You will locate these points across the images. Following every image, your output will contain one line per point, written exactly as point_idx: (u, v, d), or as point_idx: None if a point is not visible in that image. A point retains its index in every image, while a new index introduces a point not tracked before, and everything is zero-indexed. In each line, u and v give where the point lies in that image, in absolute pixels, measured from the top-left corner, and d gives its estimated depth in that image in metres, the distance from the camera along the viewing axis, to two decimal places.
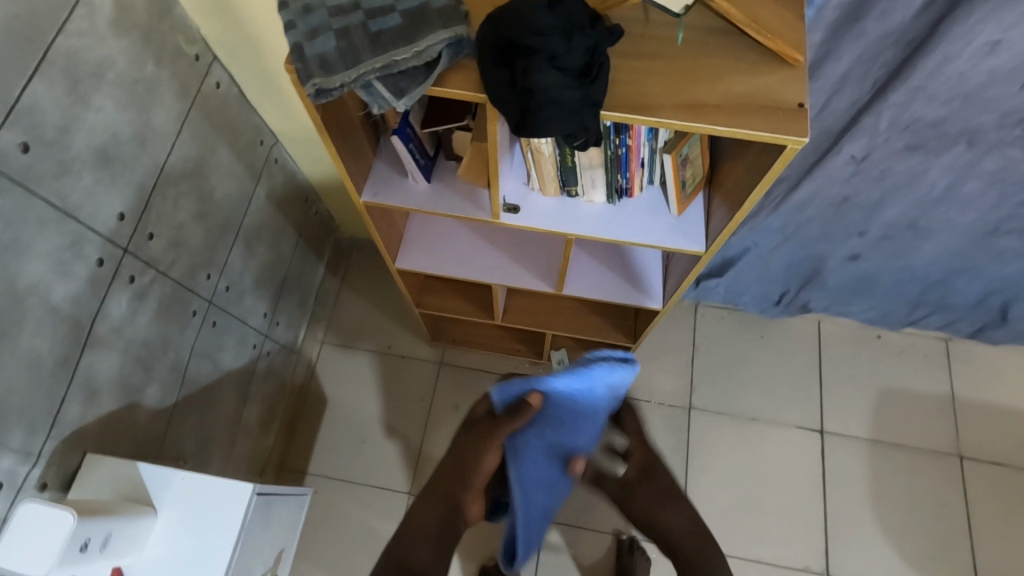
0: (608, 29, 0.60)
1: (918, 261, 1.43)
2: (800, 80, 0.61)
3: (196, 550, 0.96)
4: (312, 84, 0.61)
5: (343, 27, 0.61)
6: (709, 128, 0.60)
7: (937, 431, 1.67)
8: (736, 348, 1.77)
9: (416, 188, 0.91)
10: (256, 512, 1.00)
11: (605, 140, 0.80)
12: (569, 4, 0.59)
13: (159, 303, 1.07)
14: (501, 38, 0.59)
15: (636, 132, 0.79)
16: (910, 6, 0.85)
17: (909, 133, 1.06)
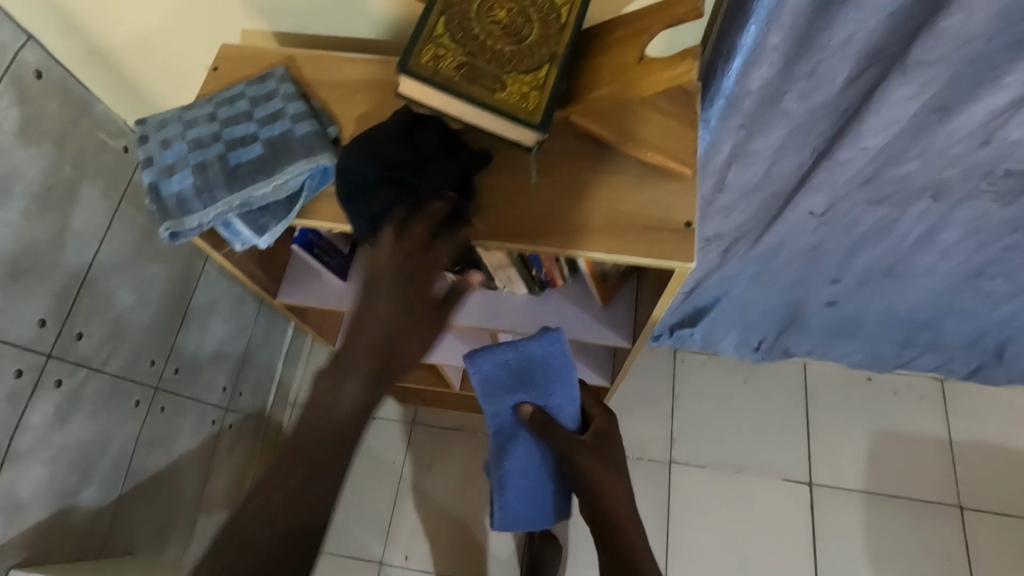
0: (465, 154, 0.59)
1: (900, 308, 1.34)
2: (688, 196, 0.58)
3: None
4: (167, 227, 0.59)
5: (202, 163, 0.60)
6: (590, 254, 0.58)
7: (936, 479, 1.57)
8: (721, 395, 1.69)
9: (332, 286, 0.88)
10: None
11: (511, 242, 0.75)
12: (414, 131, 0.58)
13: (95, 400, 1.05)
14: (355, 171, 0.59)
15: None
16: (836, 83, 0.75)
17: (865, 193, 0.99)
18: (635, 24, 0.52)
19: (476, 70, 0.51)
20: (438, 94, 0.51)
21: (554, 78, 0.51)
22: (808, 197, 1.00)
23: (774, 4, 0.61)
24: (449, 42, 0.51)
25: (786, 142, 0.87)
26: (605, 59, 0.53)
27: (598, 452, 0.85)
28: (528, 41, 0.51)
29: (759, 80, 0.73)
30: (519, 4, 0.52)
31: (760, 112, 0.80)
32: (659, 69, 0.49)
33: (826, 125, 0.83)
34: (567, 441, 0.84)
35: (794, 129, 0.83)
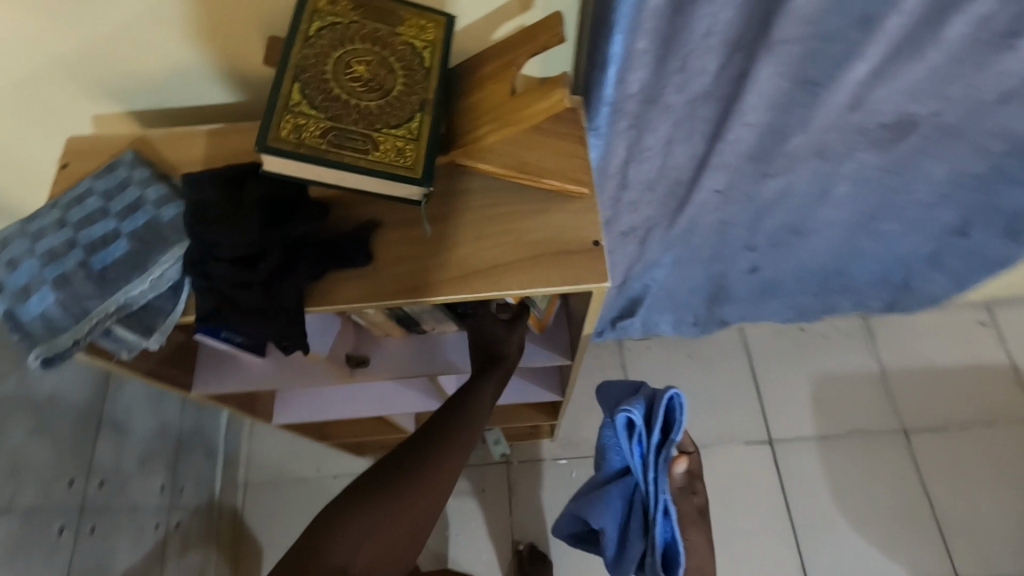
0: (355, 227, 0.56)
1: (813, 263, 1.41)
2: (592, 212, 0.57)
3: None
4: (37, 353, 0.51)
5: (60, 274, 0.53)
6: (506, 293, 0.55)
7: (878, 411, 1.66)
8: (672, 375, 1.73)
9: (253, 365, 0.82)
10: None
11: None
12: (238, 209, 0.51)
13: (8, 544, 0.94)
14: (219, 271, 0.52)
15: None
16: (706, 74, 0.77)
17: (761, 170, 1.03)
18: (504, 58, 0.53)
19: (344, 133, 0.48)
20: (308, 165, 0.48)
21: (427, 126, 0.50)
22: (709, 179, 1.03)
23: (633, 13, 0.62)
24: (309, 108, 0.48)
25: (677, 135, 0.89)
26: (483, 95, 0.53)
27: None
28: (394, 93, 0.50)
29: (637, 82, 0.74)
30: (377, 58, 0.51)
31: (643, 112, 0.81)
32: (537, 99, 0.49)
33: (710, 113, 0.85)
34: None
35: (680, 121, 0.85)
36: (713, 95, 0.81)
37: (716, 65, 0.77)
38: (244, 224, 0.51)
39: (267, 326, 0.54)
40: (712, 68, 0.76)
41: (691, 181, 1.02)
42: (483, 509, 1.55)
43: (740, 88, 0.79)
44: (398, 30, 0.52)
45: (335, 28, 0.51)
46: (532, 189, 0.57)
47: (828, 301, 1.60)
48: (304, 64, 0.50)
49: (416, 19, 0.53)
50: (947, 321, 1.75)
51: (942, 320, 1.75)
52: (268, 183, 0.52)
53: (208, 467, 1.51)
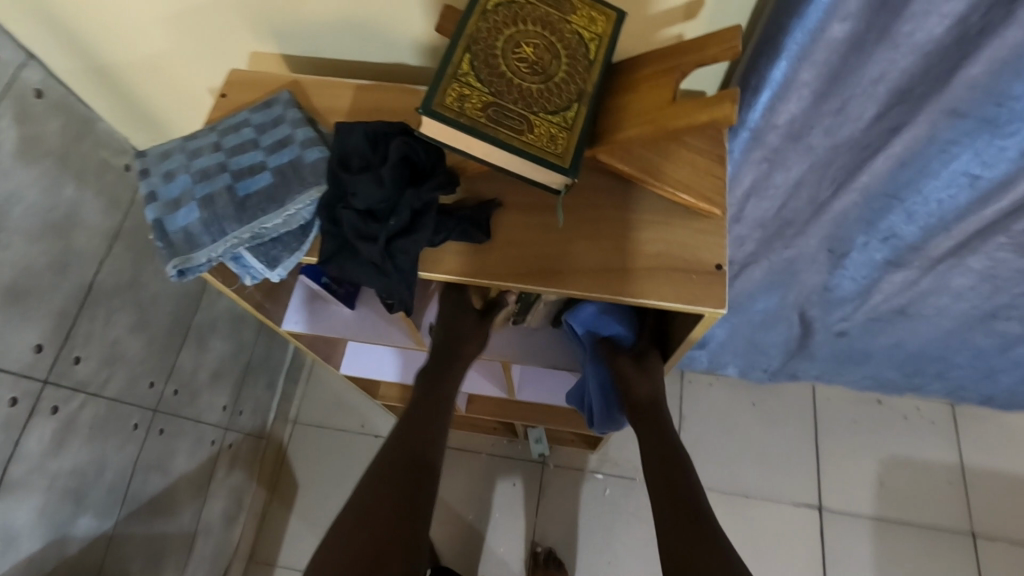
0: (481, 203, 0.56)
1: (911, 338, 1.32)
2: (719, 236, 0.55)
3: None
4: (174, 264, 0.55)
5: (208, 195, 0.56)
6: (617, 299, 0.54)
7: (947, 506, 1.54)
8: (728, 417, 1.67)
9: (340, 315, 0.86)
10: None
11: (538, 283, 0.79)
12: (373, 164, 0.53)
13: (93, 426, 1.02)
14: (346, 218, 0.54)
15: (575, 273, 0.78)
16: (861, 121, 0.73)
17: (884, 232, 0.97)
18: (665, 62, 0.51)
19: (503, 110, 0.49)
20: (462, 135, 0.49)
21: (583, 117, 0.51)
22: (825, 228, 0.98)
23: (808, 42, 0.59)
24: (473, 80, 0.50)
25: (808, 176, 0.84)
26: (635, 98, 0.51)
27: (642, 362, 0.83)
28: (555, 80, 0.51)
29: (788, 114, 0.70)
30: (544, 41, 0.52)
31: (783, 147, 0.77)
32: (697, 110, 0.46)
33: (849, 162, 0.81)
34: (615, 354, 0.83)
35: (817, 163, 0.81)
36: (860, 141, 0.77)
37: (874, 113, 0.72)
38: (380, 178, 0.52)
39: (379, 280, 0.55)
40: (869, 116, 0.72)
41: (804, 227, 0.97)
42: (511, 504, 1.54)
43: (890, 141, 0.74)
44: (568, 18, 0.53)
45: (510, 6, 0.52)
46: (662, 200, 0.56)
47: (916, 380, 1.49)
48: (474, 36, 0.51)
49: (587, 10, 0.53)
50: None
51: None
52: (403, 143, 0.53)
53: (266, 399, 1.61)
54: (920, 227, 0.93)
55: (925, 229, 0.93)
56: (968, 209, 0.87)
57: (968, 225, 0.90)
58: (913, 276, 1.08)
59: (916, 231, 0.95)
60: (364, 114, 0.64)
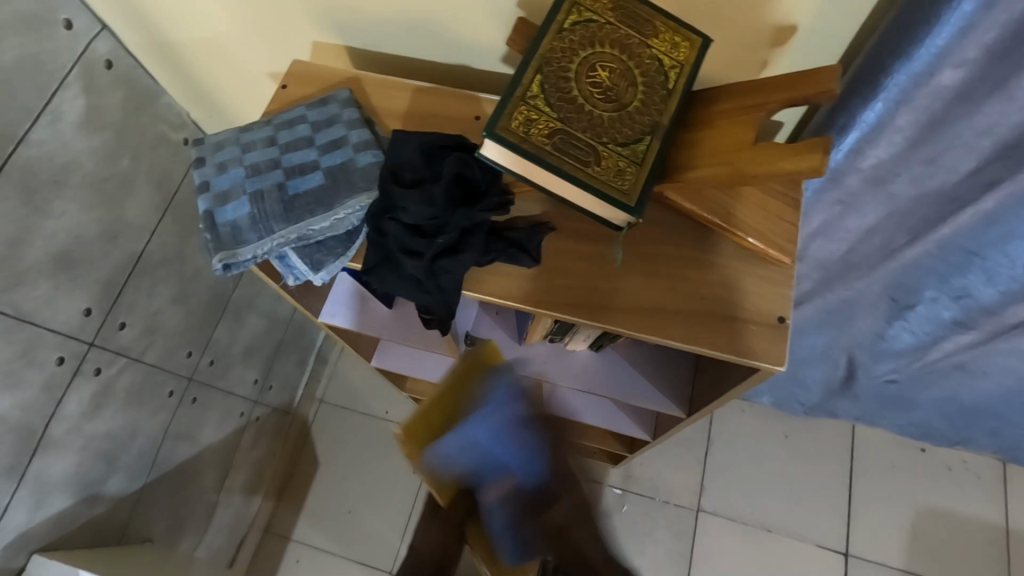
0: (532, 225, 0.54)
1: (965, 391, 1.26)
2: (785, 286, 0.52)
3: None
4: (219, 257, 0.54)
5: (259, 190, 0.55)
6: (669, 342, 0.51)
7: (985, 569, 1.45)
8: (757, 447, 1.61)
9: (377, 312, 0.85)
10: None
11: None
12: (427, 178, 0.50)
13: (129, 392, 1.05)
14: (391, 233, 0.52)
15: None
16: (954, 172, 0.67)
17: (955, 289, 0.94)
18: (747, 99, 0.48)
19: (570, 139, 0.47)
20: (525, 161, 0.48)
21: (654, 151, 0.48)
22: (889, 273, 0.92)
23: (909, 84, 0.55)
24: (542, 103, 0.48)
25: (883, 222, 0.79)
26: (712, 134, 0.49)
27: None
28: (629, 109, 0.48)
29: (873, 158, 0.66)
30: (620, 66, 0.49)
31: (860, 190, 0.72)
32: (781, 158, 0.43)
33: (931, 213, 0.75)
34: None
35: (894, 211, 0.75)
36: (946, 193, 0.71)
37: (970, 165, 0.66)
38: (432, 197, 0.50)
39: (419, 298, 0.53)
40: (964, 167, 0.66)
41: (867, 270, 0.92)
42: None
43: (979, 196, 0.69)
44: (649, 41, 0.50)
45: (588, 25, 0.50)
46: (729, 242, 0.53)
47: (966, 433, 1.41)
48: (546, 56, 0.49)
49: (669, 34, 0.51)
50: None
51: None
52: (460, 158, 0.51)
53: (295, 376, 1.64)
54: (998, 289, 0.90)
55: (1003, 291, 0.90)
56: None
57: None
58: (978, 338, 1.05)
59: (993, 292, 0.92)
60: (418, 118, 0.62)
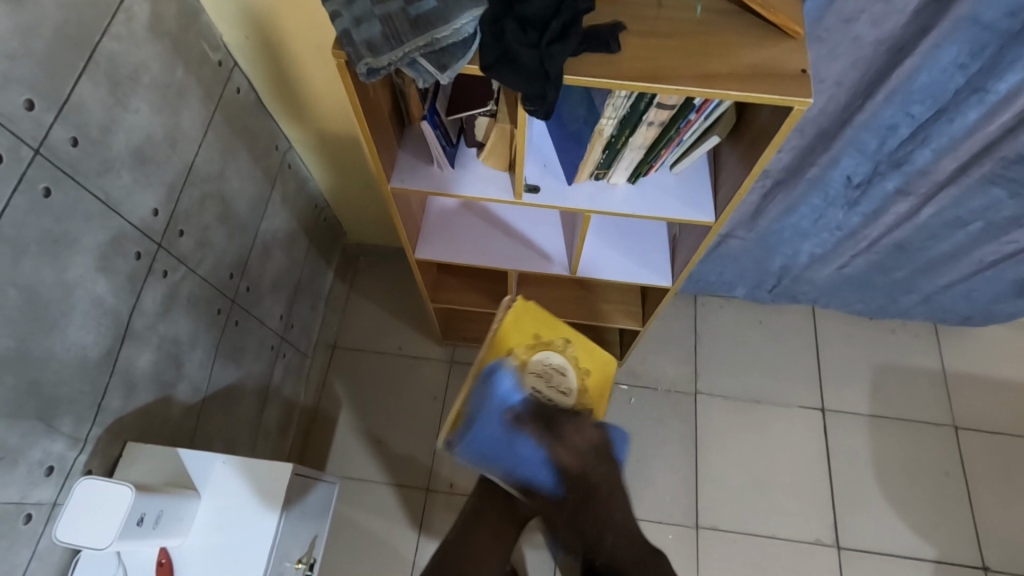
0: (610, 26, 0.69)
1: (916, 265, 1.46)
2: (802, 51, 0.69)
3: (219, 547, 0.92)
4: (364, 64, 0.67)
5: (386, 13, 0.67)
6: (724, 93, 0.67)
7: (931, 404, 1.74)
8: (738, 332, 1.83)
9: (441, 174, 0.97)
10: (293, 506, 0.98)
11: (636, 113, 0.81)
12: None
13: (189, 300, 1.11)
14: (508, 28, 0.66)
15: (693, 113, 0.82)
16: (902, 12, 0.89)
17: (897, 157, 1.14)
18: None
19: None
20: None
21: None
22: (848, 143, 1.13)
23: None
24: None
25: (849, 69, 0.99)
26: None
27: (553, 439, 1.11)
28: None
29: None
30: None
31: (829, 33, 0.93)
32: None
33: (880, 62, 0.97)
34: (520, 419, 1.09)
35: (859, 58, 0.96)
36: (895, 40, 0.93)
37: (914, 5, 0.88)
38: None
39: (530, 81, 0.67)
40: (909, 7, 0.88)
41: (829, 139, 1.13)
42: None
43: (919, 41, 0.91)
44: None
45: None
46: (760, 24, 0.70)
47: (905, 305, 1.65)
48: None
49: None
50: (1014, 337, 1.81)
51: (1012, 337, 1.81)
52: None
53: (309, 319, 1.71)
54: (932, 150, 1.10)
55: (937, 150, 1.10)
56: (976, 124, 1.03)
57: (970, 143, 1.07)
58: (914, 206, 1.25)
59: (928, 153, 1.11)
60: None
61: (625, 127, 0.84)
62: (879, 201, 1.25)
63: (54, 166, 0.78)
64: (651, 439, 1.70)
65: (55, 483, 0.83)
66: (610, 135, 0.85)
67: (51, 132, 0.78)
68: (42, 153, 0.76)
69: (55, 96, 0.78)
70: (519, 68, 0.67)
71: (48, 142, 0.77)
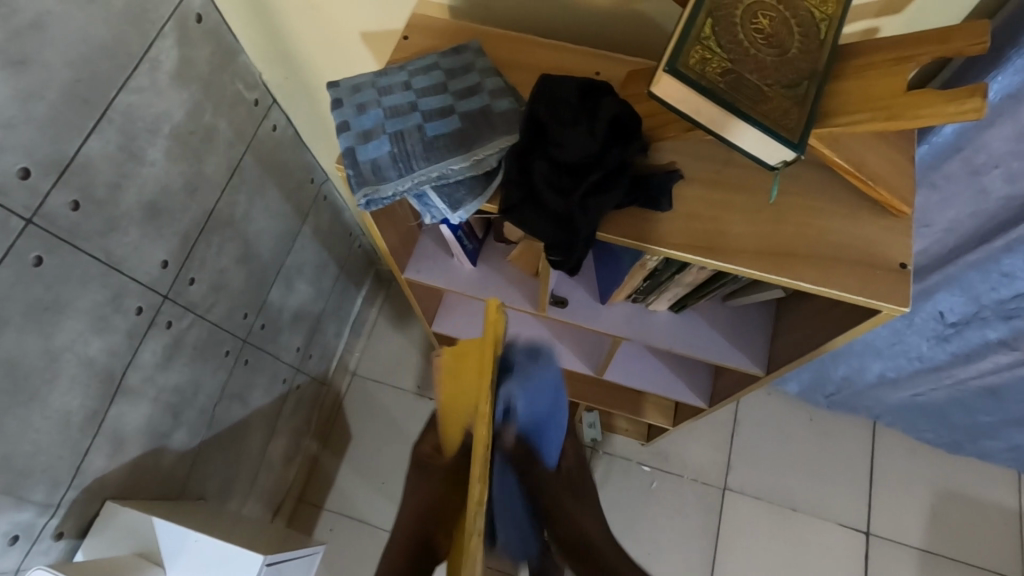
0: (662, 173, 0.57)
1: (1010, 411, 1.25)
2: (906, 235, 0.56)
3: None
4: (363, 194, 0.57)
5: (400, 130, 0.58)
6: (795, 283, 0.55)
7: (998, 552, 1.51)
8: (784, 428, 1.65)
9: (461, 268, 0.87)
10: None
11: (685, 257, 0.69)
12: (580, 114, 0.54)
13: (196, 347, 1.06)
14: (543, 170, 0.54)
15: None
16: None
17: (1008, 309, 0.95)
18: (899, 52, 0.50)
19: (741, 80, 0.49)
20: (698, 99, 0.49)
21: (813, 97, 0.50)
22: (949, 279, 0.95)
23: None
24: (715, 46, 0.49)
25: (967, 207, 0.81)
26: (862, 85, 0.50)
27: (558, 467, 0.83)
28: (790, 55, 0.50)
29: (984, 133, 0.70)
30: (780, 14, 0.51)
31: (953, 170, 0.76)
32: (947, 103, 0.46)
33: (1006, 214, 0.79)
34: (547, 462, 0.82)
35: (978, 200, 0.79)
36: None
37: None
38: (594, 136, 0.53)
39: (560, 236, 0.55)
40: None
41: (926, 271, 0.95)
42: None
43: None
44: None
45: None
46: (858, 196, 0.57)
47: (986, 447, 1.44)
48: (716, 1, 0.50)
49: None
50: None
51: None
52: (622, 102, 0.54)
53: (332, 346, 1.65)
54: None
55: None
56: None
57: None
58: (1017, 358, 1.06)
59: None
60: (547, 66, 0.66)
61: (671, 265, 0.71)
62: (973, 346, 1.07)
63: (47, 233, 0.74)
64: (667, 531, 1.56)
65: (19, 550, 0.82)
66: (653, 268, 0.72)
67: (48, 198, 0.73)
68: (33, 222, 0.72)
69: (55, 159, 0.73)
70: (548, 219, 0.55)
71: (44, 209, 0.73)
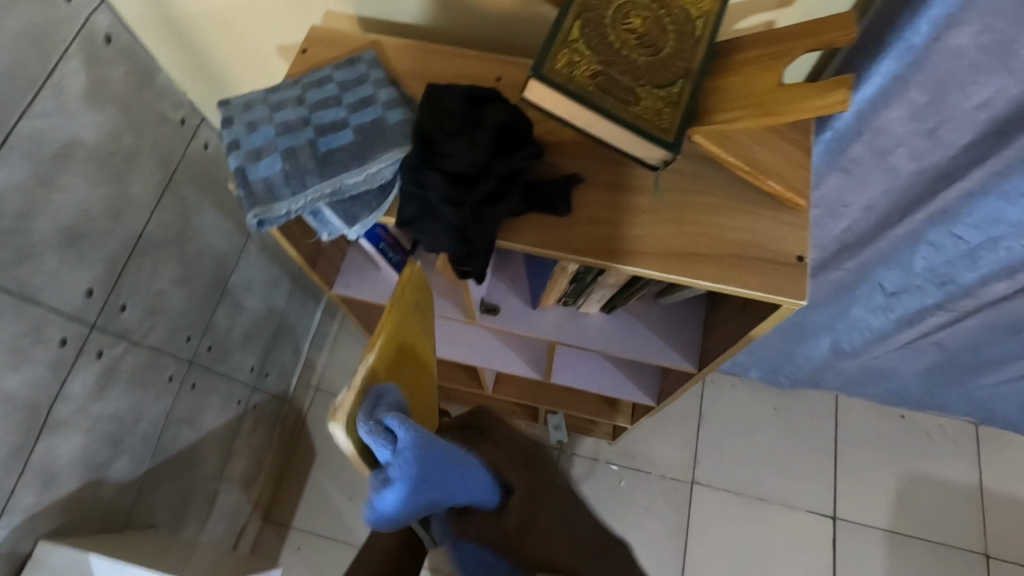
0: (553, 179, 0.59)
1: (959, 363, 1.27)
2: (803, 227, 0.58)
3: None
4: (255, 214, 0.57)
5: (291, 147, 0.58)
6: (696, 282, 0.58)
7: (960, 525, 1.54)
8: (749, 419, 1.66)
9: (391, 280, 0.87)
10: None
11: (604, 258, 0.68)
12: (466, 121, 0.55)
13: (134, 375, 1.04)
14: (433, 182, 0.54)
15: None
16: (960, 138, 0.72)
17: (940, 276, 0.96)
18: (775, 47, 0.53)
19: (612, 80, 0.52)
20: (570, 101, 0.53)
21: (687, 94, 0.53)
22: (881, 255, 0.96)
23: (921, 50, 0.62)
24: (583, 49, 0.52)
25: (891, 185, 0.82)
26: (743, 80, 0.54)
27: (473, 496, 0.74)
28: (663, 54, 0.53)
29: (887, 116, 0.71)
30: (652, 15, 0.54)
31: (867, 151, 0.77)
32: (815, 96, 0.49)
33: (922, 188, 0.81)
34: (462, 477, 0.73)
35: (896, 179, 0.80)
36: (942, 167, 0.77)
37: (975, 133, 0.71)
38: (477, 142, 0.54)
39: (459, 246, 0.56)
40: (966, 136, 0.71)
41: (859, 248, 0.96)
42: None
43: (971, 169, 0.75)
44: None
45: None
46: (756, 191, 0.59)
47: (942, 399, 1.45)
48: (586, 7, 0.54)
49: None
50: None
51: None
52: (505, 107, 0.55)
53: (291, 363, 1.62)
54: (979, 271, 0.93)
55: (984, 273, 0.93)
56: None
57: None
58: (953, 317, 1.07)
59: (975, 275, 0.94)
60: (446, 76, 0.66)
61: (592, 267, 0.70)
62: (912, 310, 1.08)
63: None
64: (638, 529, 1.56)
65: None
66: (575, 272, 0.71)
67: None
68: None
69: None
70: (445, 230, 0.55)
71: None
